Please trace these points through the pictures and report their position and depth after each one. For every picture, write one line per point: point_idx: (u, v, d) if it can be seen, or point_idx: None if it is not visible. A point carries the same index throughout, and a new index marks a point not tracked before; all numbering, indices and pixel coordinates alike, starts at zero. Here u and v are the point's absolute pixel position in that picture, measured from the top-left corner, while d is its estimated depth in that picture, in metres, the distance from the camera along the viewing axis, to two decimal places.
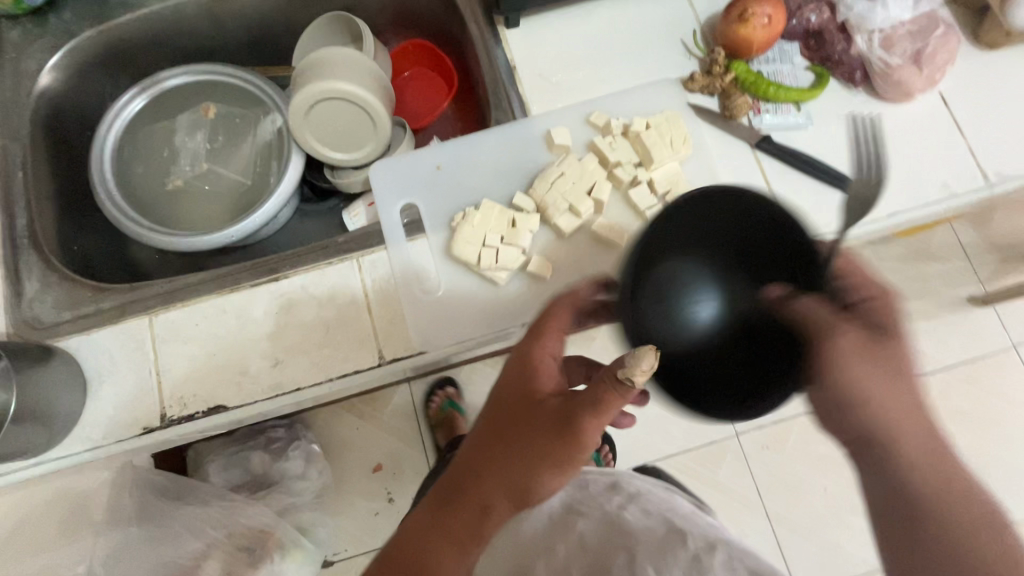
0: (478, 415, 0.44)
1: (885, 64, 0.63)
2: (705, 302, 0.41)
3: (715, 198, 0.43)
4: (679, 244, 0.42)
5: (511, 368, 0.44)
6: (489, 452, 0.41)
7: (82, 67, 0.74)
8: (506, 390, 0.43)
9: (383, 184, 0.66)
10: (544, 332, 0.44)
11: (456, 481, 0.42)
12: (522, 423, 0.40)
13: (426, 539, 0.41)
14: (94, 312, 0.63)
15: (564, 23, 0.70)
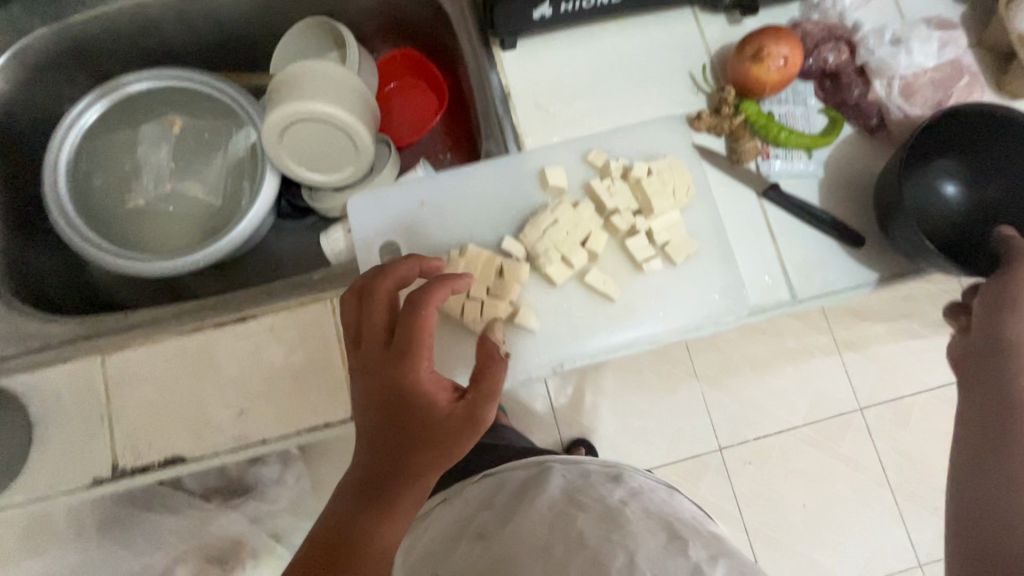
0: (366, 415, 0.42)
1: (903, 113, 0.60)
2: (943, 178, 0.59)
3: (975, 119, 0.55)
4: (934, 150, 0.58)
5: (389, 374, 0.41)
6: (405, 445, 0.40)
7: (33, 70, 0.67)
8: (403, 408, 0.40)
9: (363, 219, 0.61)
10: (416, 335, 0.41)
11: (365, 495, 0.39)
12: (426, 428, 0.40)
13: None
14: (42, 350, 0.58)
15: (564, 47, 0.65)
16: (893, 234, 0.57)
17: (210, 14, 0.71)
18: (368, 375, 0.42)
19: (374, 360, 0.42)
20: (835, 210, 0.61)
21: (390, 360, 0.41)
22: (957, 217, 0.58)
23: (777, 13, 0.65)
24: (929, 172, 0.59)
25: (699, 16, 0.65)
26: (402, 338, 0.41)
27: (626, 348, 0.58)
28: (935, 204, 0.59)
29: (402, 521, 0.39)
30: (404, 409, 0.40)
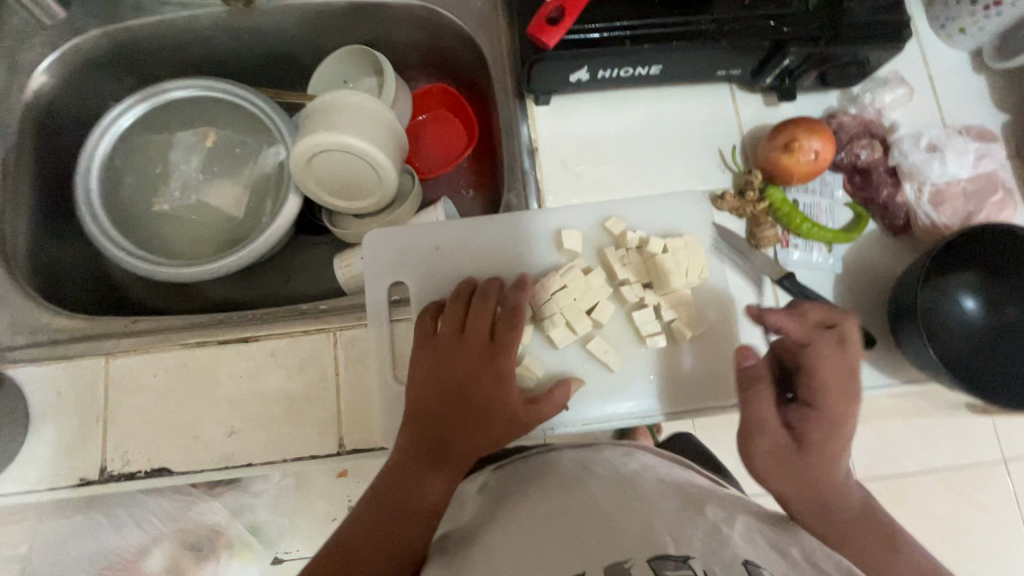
0: (447, 392, 0.52)
1: (931, 221, 0.58)
2: (963, 293, 0.57)
3: (989, 236, 0.54)
4: (952, 265, 0.56)
5: (478, 371, 0.52)
6: (471, 429, 0.51)
7: (83, 67, 0.70)
8: (480, 398, 0.52)
9: (376, 255, 0.62)
10: (510, 348, 0.53)
11: (433, 454, 0.51)
12: (494, 421, 0.52)
13: (407, 510, 0.49)
14: (49, 343, 0.60)
15: (597, 108, 0.65)
16: (906, 346, 0.55)
17: (259, 32, 0.73)
18: (454, 366, 0.53)
19: (465, 355, 0.53)
20: (848, 307, 0.60)
21: (480, 359, 0.53)
22: (973, 335, 0.56)
23: (814, 100, 0.65)
24: (950, 287, 0.57)
25: (736, 93, 0.65)
26: (498, 347, 0.53)
27: (620, 420, 0.58)
28: (957, 321, 0.57)
29: (453, 479, 0.51)
30: (478, 400, 0.52)
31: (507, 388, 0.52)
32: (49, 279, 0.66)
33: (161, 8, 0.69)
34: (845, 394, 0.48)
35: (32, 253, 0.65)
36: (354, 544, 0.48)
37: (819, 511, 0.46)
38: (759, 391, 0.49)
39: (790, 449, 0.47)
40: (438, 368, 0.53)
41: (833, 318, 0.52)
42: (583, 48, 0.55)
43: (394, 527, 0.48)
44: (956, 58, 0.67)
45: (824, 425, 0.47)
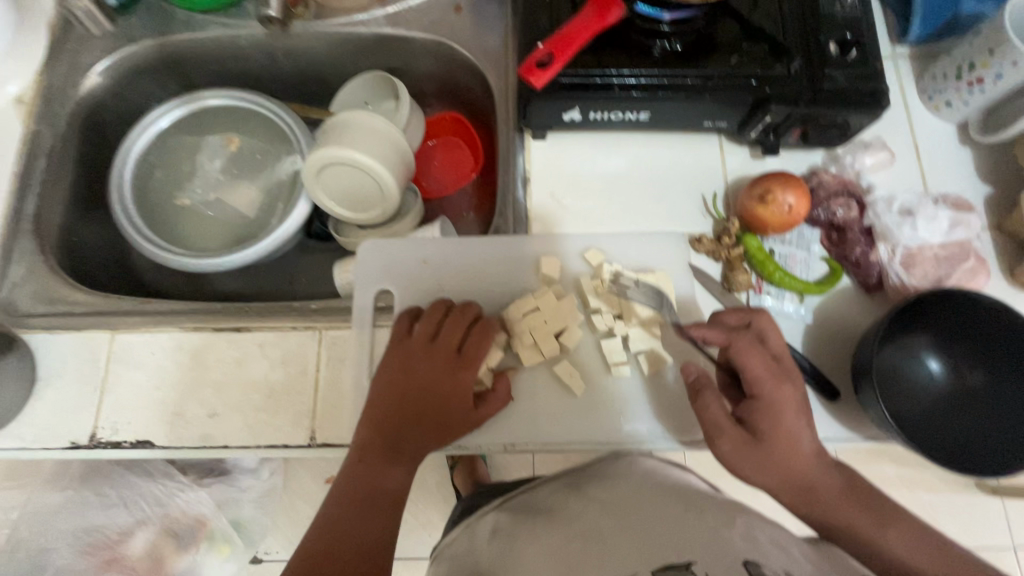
0: (406, 393, 0.56)
1: (901, 282, 0.60)
2: (927, 354, 0.59)
3: (945, 301, 0.55)
4: (913, 328, 0.58)
5: (442, 380, 0.56)
6: (429, 430, 0.56)
7: (133, 71, 0.78)
8: (437, 402, 0.56)
9: (368, 264, 0.66)
10: (474, 362, 0.56)
11: (391, 450, 0.54)
12: (445, 421, 0.56)
13: (370, 505, 0.52)
14: (63, 314, 0.65)
15: (590, 147, 0.69)
16: (865, 404, 0.56)
17: (292, 52, 0.81)
18: (421, 372, 0.56)
19: (432, 362, 0.56)
20: (814, 357, 0.61)
21: (445, 368, 0.56)
22: (937, 396, 0.58)
23: (799, 157, 0.68)
24: (914, 348, 0.59)
25: (723, 143, 0.69)
26: (462, 359, 0.57)
27: (580, 445, 0.60)
28: (921, 381, 0.58)
29: (409, 473, 0.55)
30: (436, 404, 0.56)
31: (464, 397, 0.56)
32: (74, 256, 0.72)
33: (206, 25, 0.77)
34: (778, 382, 0.52)
35: (63, 231, 0.72)
36: (329, 535, 0.50)
37: (793, 489, 0.49)
38: (705, 397, 0.52)
39: (749, 444, 0.50)
40: (405, 375, 0.57)
41: (748, 316, 0.56)
42: (575, 90, 0.60)
43: (358, 522, 0.51)
44: (944, 129, 0.69)
45: (774, 417, 0.50)
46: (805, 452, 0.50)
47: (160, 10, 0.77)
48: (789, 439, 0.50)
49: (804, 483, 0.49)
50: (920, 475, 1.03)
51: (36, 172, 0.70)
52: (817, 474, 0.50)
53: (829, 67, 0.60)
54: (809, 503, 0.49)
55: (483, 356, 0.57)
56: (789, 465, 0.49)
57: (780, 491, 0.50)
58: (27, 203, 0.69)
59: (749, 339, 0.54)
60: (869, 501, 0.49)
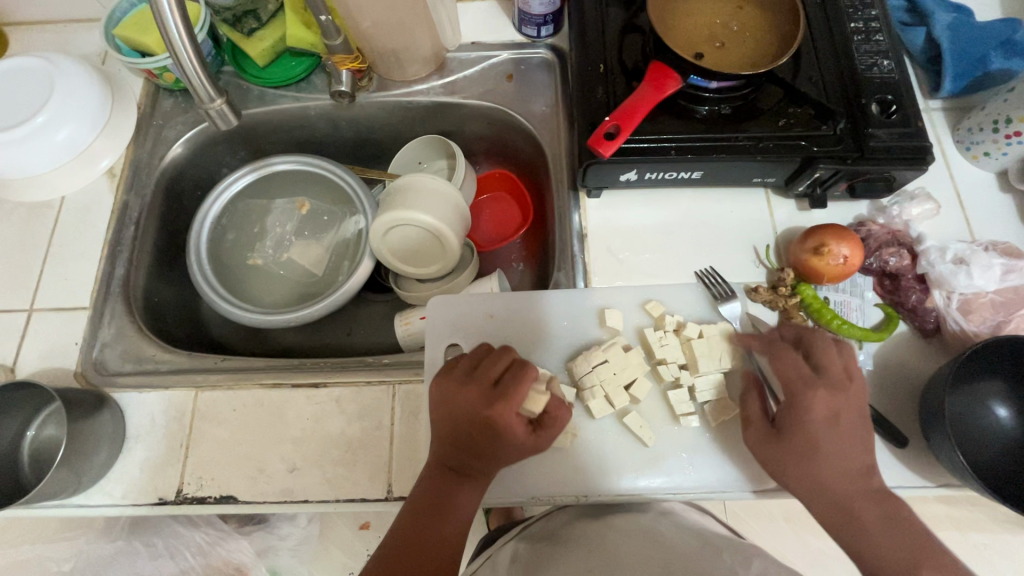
0: (447, 422, 0.56)
1: (960, 327, 0.61)
2: (994, 400, 0.59)
3: (1008, 347, 0.56)
4: (979, 374, 0.59)
5: (484, 416, 0.55)
6: (484, 455, 0.56)
7: (210, 142, 0.85)
8: (481, 435, 0.55)
9: (436, 319, 0.70)
10: (511, 396, 0.55)
11: (451, 473, 0.56)
12: (501, 449, 0.55)
13: (442, 521, 0.54)
14: (151, 372, 0.69)
15: (641, 203, 0.73)
16: (938, 451, 0.57)
17: (355, 120, 0.87)
18: (461, 403, 0.56)
19: (471, 397, 0.55)
20: (874, 403, 0.63)
21: (482, 403, 0.55)
22: (1011, 443, 0.58)
23: (845, 208, 0.71)
24: (979, 395, 0.60)
25: (770, 196, 0.72)
26: (499, 393, 0.55)
27: (651, 493, 0.61)
28: (993, 428, 0.59)
29: (479, 494, 0.57)
30: (484, 440, 0.55)
31: (514, 429, 0.54)
32: (156, 316, 0.77)
33: (279, 100, 0.83)
34: (811, 388, 0.54)
35: (146, 292, 0.76)
36: (406, 549, 0.53)
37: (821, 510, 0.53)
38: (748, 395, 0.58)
39: (771, 439, 0.54)
40: (452, 411, 0.56)
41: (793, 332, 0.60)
42: (634, 155, 0.64)
43: (431, 539, 0.53)
44: (984, 177, 0.72)
45: (804, 419, 0.53)
46: (840, 467, 0.52)
47: (237, 86, 0.84)
48: (820, 461, 0.52)
49: (830, 505, 0.52)
50: (976, 515, 1.01)
51: (124, 239, 0.75)
52: (845, 500, 0.52)
53: (873, 126, 0.63)
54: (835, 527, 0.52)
55: (522, 390, 0.55)
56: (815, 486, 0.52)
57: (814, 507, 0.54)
58: (116, 268, 0.74)
59: (794, 353, 0.56)
60: (895, 529, 0.50)
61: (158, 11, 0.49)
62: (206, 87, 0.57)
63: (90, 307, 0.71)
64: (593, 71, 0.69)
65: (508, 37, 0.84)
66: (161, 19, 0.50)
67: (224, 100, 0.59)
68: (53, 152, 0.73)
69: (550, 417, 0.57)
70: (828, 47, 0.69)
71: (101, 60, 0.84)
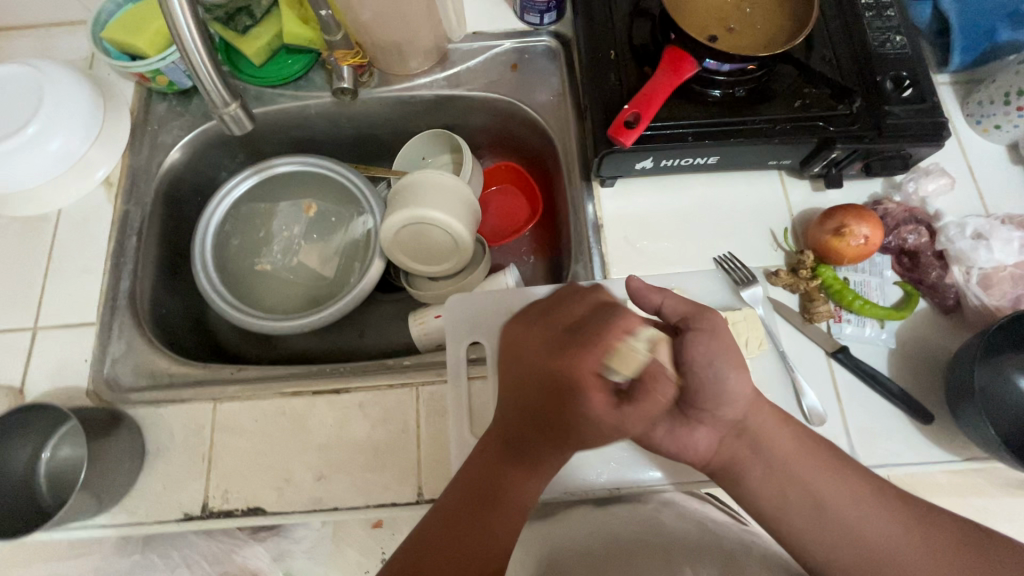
0: (513, 378, 0.50)
1: (980, 302, 0.62)
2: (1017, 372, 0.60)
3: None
4: (1003, 345, 0.59)
5: (548, 373, 0.46)
6: (551, 424, 0.48)
7: (208, 145, 0.82)
8: (544, 397, 0.47)
9: (455, 319, 0.69)
10: (586, 346, 0.45)
11: (513, 443, 0.51)
12: (573, 421, 0.47)
13: (496, 494, 0.51)
14: (165, 386, 0.67)
15: (656, 190, 0.72)
16: (963, 424, 0.58)
17: (356, 117, 0.84)
18: (529, 355, 0.48)
19: (537, 346, 0.48)
20: (901, 382, 0.63)
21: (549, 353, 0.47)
22: None
23: (860, 187, 0.70)
24: (1003, 367, 0.60)
25: (784, 178, 0.72)
26: (571, 341, 0.46)
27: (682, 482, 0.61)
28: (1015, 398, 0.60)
29: (544, 480, 0.51)
30: (548, 404, 0.47)
31: (588, 394, 0.45)
32: (165, 328, 0.75)
33: (278, 98, 0.81)
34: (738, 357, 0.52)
35: (153, 303, 0.74)
36: (450, 524, 0.50)
37: (769, 470, 0.52)
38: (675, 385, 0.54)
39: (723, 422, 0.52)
40: (518, 364, 0.49)
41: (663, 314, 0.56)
42: (651, 142, 0.63)
43: (478, 518, 0.50)
44: (994, 150, 0.72)
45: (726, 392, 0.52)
46: (775, 447, 0.53)
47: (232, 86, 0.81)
48: (756, 412, 0.53)
49: (769, 487, 0.52)
50: None
51: (127, 250, 0.73)
52: (789, 451, 0.53)
53: (889, 104, 0.63)
54: (783, 485, 0.52)
55: (603, 343, 0.45)
56: (755, 445, 0.53)
57: (741, 469, 0.53)
58: (121, 280, 0.72)
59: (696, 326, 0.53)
60: (850, 488, 0.51)
61: (172, 18, 0.51)
62: (221, 90, 0.59)
63: (98, 322, 0.69)
64: (604, 57, 0.67)
65: (510, 25, 0.82)
66: (173, 23, 0.52)
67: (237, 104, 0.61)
68: (46, 162, 0.71)
69: (644, 393, 0.44)
70: (840, 24, 0.68)
71: (89, 65, 0.81)
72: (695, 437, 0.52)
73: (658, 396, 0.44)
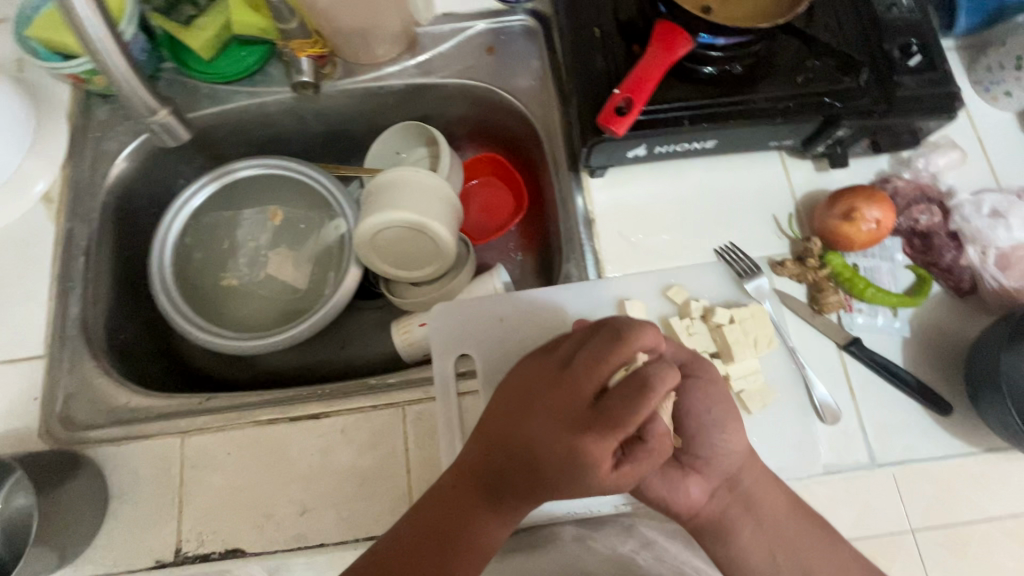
0: (518, 429, 0.47)
1: (999, 284, 0.58)
2: None
3: None
4: None
5: (567, 425, 0.45)
6: (544, 479, 0.45)
7: (159, 151, 0.75)
8: (547, 444, 0.45)
9: (440, 330, 0.64)
10: (615, 423, 0.42)
11: (492, 488, 0.48)
12: (569, 481, 0.44)
13: (461, 537, 0.48)
14: (127, 421, 0.61)
15: (649, 178, 0.67)
16: (980, 409, 0.55)
17: (321, 112, 0.77)
18: (548, 413, 0.46)
19: (558, 405, 0.46)
20: (917, 372, 0.60)
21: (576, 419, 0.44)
22: None
23: (866, 164, 0.66)
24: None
25: (785, 160, 0.67)
26: (602, 411, 0.44)
27: None
28: None
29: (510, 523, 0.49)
30: (547, 451, 0.45)
31: (600, 464, 0.43)
32: (124, 356, 0.68)
33: (233, 96, 0.74)
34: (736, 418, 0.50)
35: (109, 329, 0.68)
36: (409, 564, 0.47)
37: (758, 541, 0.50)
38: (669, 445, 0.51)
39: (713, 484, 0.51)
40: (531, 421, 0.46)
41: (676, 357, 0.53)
42: (643, 129, 0.58)
43: (440, 559, 0.48)
44: (1004, 119, 0.68)
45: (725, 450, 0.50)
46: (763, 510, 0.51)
47: (181, 85, 0.74)
48: (751, 467, 0.52)
49: (754, 554, 0.50)
50: None
51: (75, 273, 0.66)
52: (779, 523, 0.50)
53: (898, 74, 0.58)
54: (772, 550, 0.50)
55: (635, 420, 0.42)
56: (748, 502, 0.51)
57: (729, 532, 0.50)
58: (70, 306, 0.65)
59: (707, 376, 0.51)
60: (835, 551, 0.50)
61: (92, 42, 0.49)
62: (145, 97, 0.57)
63: (46, 355, 0.63)
64: (588, 35, 0.61)
65: (483, 3, 0.75)
66: (76, 24, 0.48)
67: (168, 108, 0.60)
68: None
69: (643, 451, 0.45)
70: None
71: (17, 66, 0.73)
72: (688, 488, 0.50)
73: (655, 456, 0.45)
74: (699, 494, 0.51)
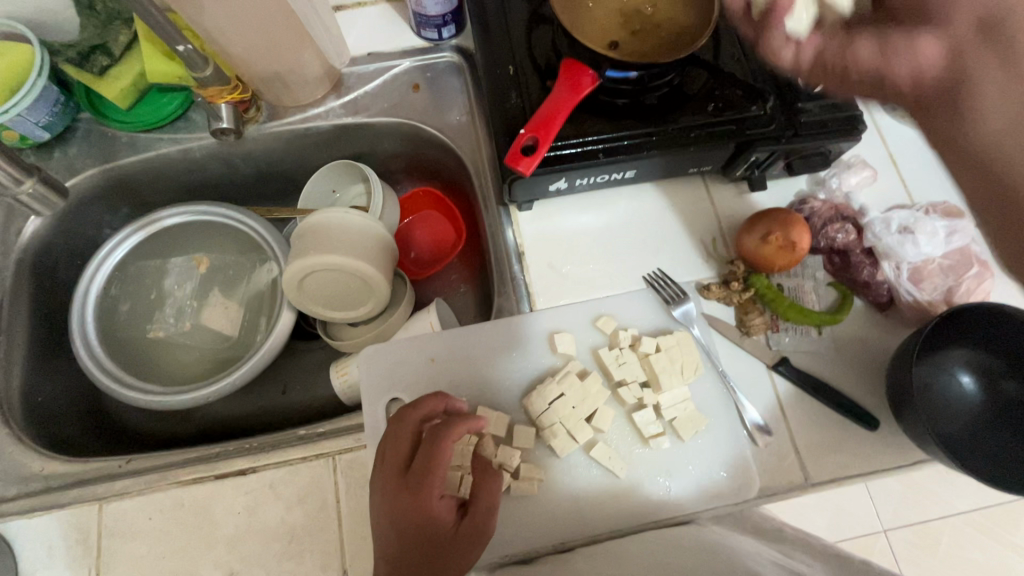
0: (381, 529, 0.49)
1: (914, 298, 0.60)
2: (963, 374, 0.57)
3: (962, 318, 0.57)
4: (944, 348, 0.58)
5: (401, 498, 0.50)
6: (426, 554, 0.48)
7: (80, 202, 0.73)
8: (399, 523, 0.49)
9: (370, 375, 0.63)
10: (430, 469, 0.50)
11: None
12: (443, 536, 0.49)
13: None
14: (40, 490, 0.58)
15: (576, 208, 0.67)
16: (907, 423, 0.55)
17: (250, 156, 0.77)
18: (388, 500, 0.50)
19: (390, 484, 0.51)
20: (844, 388, 0.60)
21: (404, 488, 0.50)
22: (980, 417, 0.56)
23: (785, 186, 0.68)
24: (939, 363, 0.58)
25: (708, 183, 0.68)
26: (417, 471, 0.50)
27: (628, 526, 0.57)
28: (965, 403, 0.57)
29: None
30: (407, 528, 0.48)
31: (442, 505, 0.49)
32: (42, 419, 0.66)
33: (154, 143, 0.72)
34: None
35: (25, 392, 0.65)
36: None
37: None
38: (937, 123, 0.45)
39: None
40: (377, 514, 0.50)
41: None
42: (560, 163, 0.58)
43: None
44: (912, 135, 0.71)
45: None
46: None
47: (100, 136, 0.72)
48: None
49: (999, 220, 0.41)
50: None
51: None
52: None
53: (802, 100, 0.60)
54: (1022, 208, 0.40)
55: (441, 461, 0.50)
56: None
57: (975, 95, 0.34)
58: None
59: None
60: None
61: None
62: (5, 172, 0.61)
63: None
64: (503, 74, 0.62)
65: (408, 42, 0.76)
66: None
67: (34, 180, 0.65)
68: None
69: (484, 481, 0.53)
70: None
71: None
72: (920, 45, 0.34)
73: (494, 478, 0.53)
74: (937, 55, 0.34)
